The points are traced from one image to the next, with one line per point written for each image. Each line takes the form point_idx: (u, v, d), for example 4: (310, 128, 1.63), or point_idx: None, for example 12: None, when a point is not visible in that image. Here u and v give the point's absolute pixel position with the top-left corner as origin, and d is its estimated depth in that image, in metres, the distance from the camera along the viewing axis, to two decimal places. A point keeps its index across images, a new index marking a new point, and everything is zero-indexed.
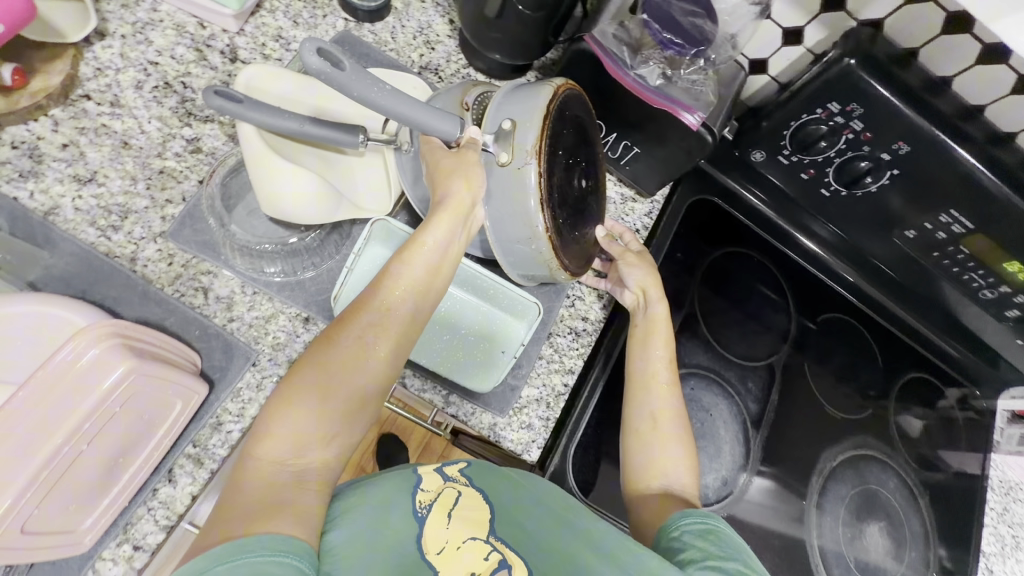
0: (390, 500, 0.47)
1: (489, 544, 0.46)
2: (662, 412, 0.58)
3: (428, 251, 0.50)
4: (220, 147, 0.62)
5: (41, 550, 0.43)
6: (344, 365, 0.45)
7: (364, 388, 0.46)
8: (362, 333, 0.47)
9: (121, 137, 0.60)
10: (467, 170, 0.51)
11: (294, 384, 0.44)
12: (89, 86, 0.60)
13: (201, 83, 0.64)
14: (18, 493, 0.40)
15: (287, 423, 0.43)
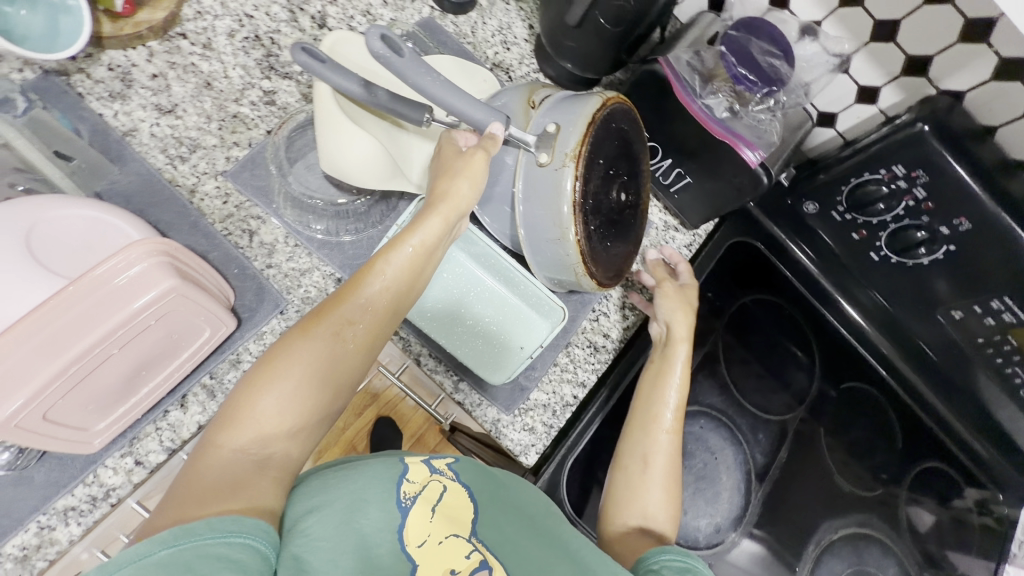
0: (373, 486, 0.46)
1: (470, 543, 0.46)
2: (655, 457, 0.56)
3: (414, 253, 0.48)
4: (292, 103, 0.65)
5: (54, 441, 0.45)
6: (324, 356, 0.44)
7: (337, 383, 0.45)
8: (340, 327, 0.46)
9: (206, 77, 0.63)
10: (472, 172, 0.51)
11: (262, 373, 0.43)
12: (187, 26, 0.64)
13: (288, 42, 0.67)
14: (44, 385, 0.42)
15: (260, 408, 0.42)
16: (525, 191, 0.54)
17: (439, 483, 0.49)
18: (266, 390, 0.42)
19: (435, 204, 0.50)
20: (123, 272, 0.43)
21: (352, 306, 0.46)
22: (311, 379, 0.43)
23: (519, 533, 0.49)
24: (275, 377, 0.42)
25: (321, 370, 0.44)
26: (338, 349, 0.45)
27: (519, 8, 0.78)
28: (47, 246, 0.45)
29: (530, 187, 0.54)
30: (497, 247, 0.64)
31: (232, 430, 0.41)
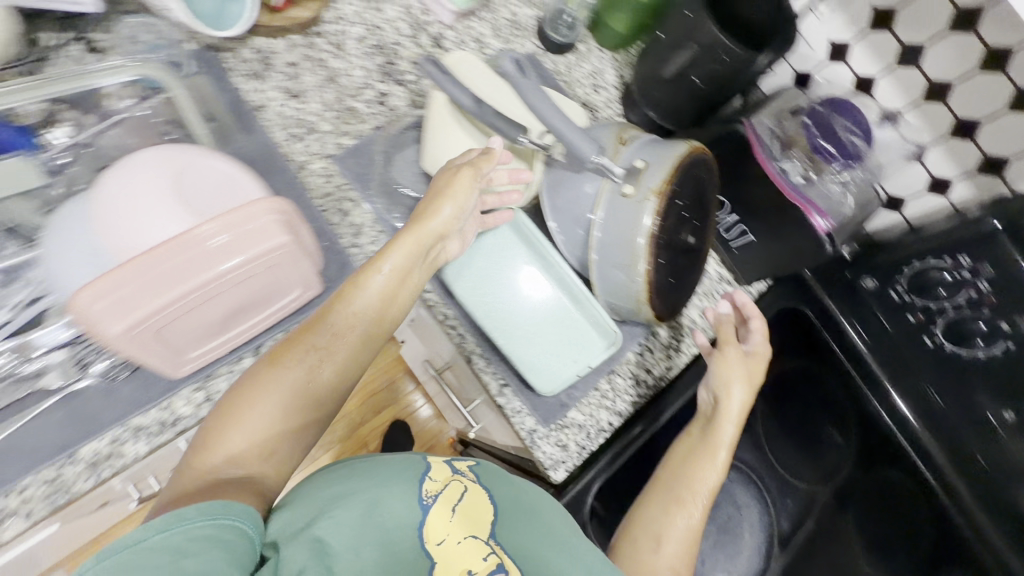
0: (397, 478, 0.49)
1: (489, 545, 0.47)
2: (673, 526, 0.56)
3: (388, 274, 0.51)
4: (400, 107, 0.72)
5: (153, 356, 0.50)
6: (292, 383, 0.46)
7: (305, 407, 0.46)
8: (307, 356, 0.47)
9: (332, 72, 0.71)
10: (454, 194, 0.55)
11: (235, 399, 0.45)
12: (325, 27, 0.72)
13: (407, 54, 0.75)
14: (147, 314, 0.46)
15: (230, 433, 0.44)
16: (604, 219, 0.58)
17: (461, 484, 0.51)
18: (240, 414, 0.44)
19: (410, 229, 0.53)
20: (231, 228, 0.47)
21: (318, 335, 0.48)
22: (281, 406, 0.45)
23: (539, 539, 0.49)
24: (247, 402, 0.45)
25: (289, 398, 0.46)
26: (304, 376, 0.46)
27: (613, 58, 0.86)
28: (173, 189, 0.49)
29: (609, 217, 0.58)
30: (566, 267, 0.65)
31: (204, 454, 0.43)
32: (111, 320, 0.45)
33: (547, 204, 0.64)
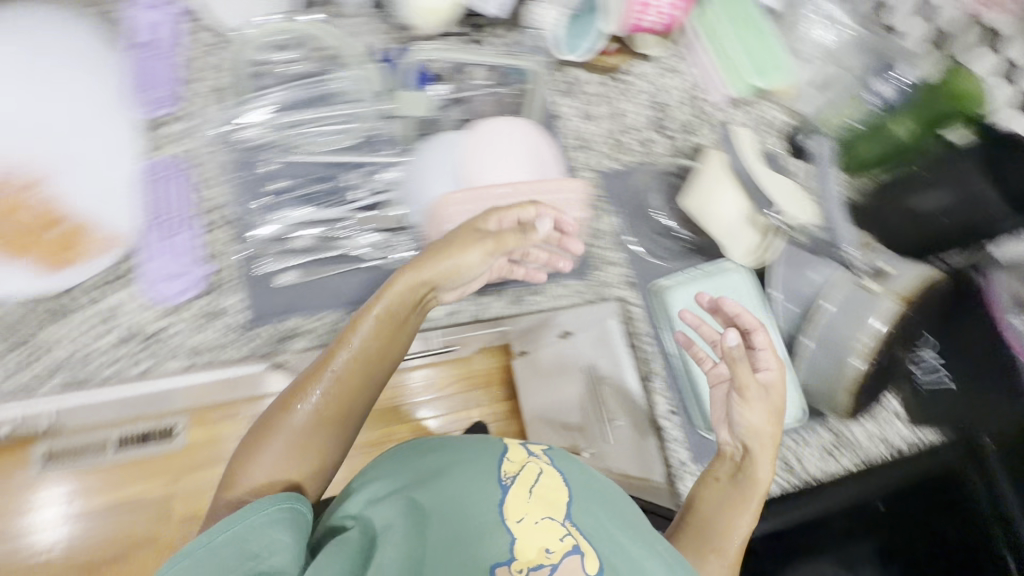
0: (480, 455, 0.51)
1: (563, 527, 0.46)
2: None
3: (372, 327, 0.57)
4: (661, 154, 0.84)
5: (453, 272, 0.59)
6: (287, 430, 0.53)
7: (312, 419, 0.54)
8: (320, 386, 0.55)
9: (618, 109, 0.85)
10: (459, 244, 0.59)
11: (268, 426, 0.54)
12: (624, 75, 0.86)
13: (679, 116, 0.87)
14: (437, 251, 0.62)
15: (255, 464, 0.52)
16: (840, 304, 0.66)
17: (536, 467, 0.51)
18: (269, 440, 0.53)
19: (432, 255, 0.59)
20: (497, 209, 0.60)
21: (317, 380, 0.55)
22: (288, 439, 0.53)
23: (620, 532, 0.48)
24: (273, 434, 0.53)
25: (294, 435, 0.53)
26: (293, 428, 0.53)
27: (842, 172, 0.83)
28: (476, 163, 0.63)
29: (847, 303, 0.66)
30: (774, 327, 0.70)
31: (231, 487, 0.52)
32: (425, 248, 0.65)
33: (779, 275, 0.72)
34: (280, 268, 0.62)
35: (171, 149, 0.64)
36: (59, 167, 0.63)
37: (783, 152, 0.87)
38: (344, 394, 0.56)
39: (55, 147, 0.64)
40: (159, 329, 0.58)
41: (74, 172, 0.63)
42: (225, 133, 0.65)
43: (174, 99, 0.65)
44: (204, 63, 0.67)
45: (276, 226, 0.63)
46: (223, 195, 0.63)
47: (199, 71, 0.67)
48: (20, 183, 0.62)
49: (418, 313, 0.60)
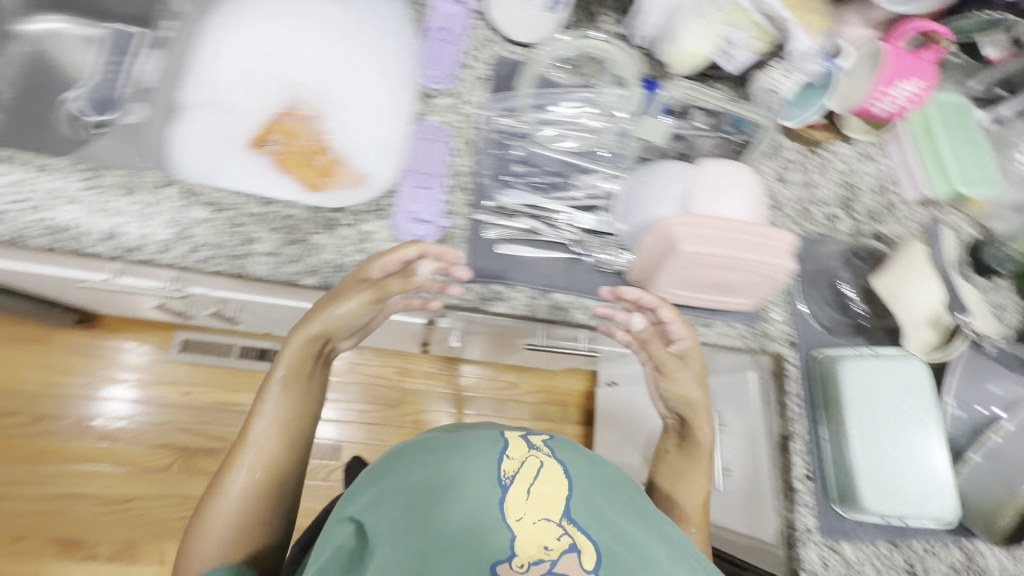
0: (477, 455, 0.46)
1: (560, 526, 0.43)
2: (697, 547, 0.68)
3: (280, 403, 0.65)
4: (843, 230, 0.85)
5: (655, 270, 0.66)
6: (228, 472, 0.61)
7: (256, 436, 0.63)
8: (247, 460, 0.62)
9: (812, 178, 0.87)
10: (378, 288, 0.64)
11: (212, 499, 0.60)
12: (823, 149, 0.90)
13: (867, 200, 0.88)
14: (641, 266, 0.68)
15: (239, 467, 0.61)
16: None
17: (536, 458, 0.47)
18: (213, 508, 0.60)
19: (306, 321, 0.66)
20: (707, 243, 0.62)
21: (250, 433, 0.63)
22: (256, 458, 0.62)
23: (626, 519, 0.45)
24: (228, 477, 0.61)
25: (268, 452, 0.63)
26: (253, 455, 0.62)
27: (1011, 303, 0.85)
28: (698, 197, 0.66)
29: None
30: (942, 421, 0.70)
31: (187, 561, 0.58)
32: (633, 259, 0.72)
33: (959, 382, 0.74)
34: (498, 240, 0.71)
35: (436, 118, 0.75)
36: (338, 120, 0.82)
37: (966, 263, 0.86)
38: (275, 445, 0.63)
39: (342, 104, 0.83)
40: None
41: (351, 124, 0.81)
42: (481, 116, 0.75)
43: (455, 80, 0.77)
44: (475, 57, 0.79)
45: (507, 202, 0.72)
46: (468, 166, 0.73)
47: (470, 61, 0.79)
48: (306, 117, 0.81)
49: (322, 361, 0.70)
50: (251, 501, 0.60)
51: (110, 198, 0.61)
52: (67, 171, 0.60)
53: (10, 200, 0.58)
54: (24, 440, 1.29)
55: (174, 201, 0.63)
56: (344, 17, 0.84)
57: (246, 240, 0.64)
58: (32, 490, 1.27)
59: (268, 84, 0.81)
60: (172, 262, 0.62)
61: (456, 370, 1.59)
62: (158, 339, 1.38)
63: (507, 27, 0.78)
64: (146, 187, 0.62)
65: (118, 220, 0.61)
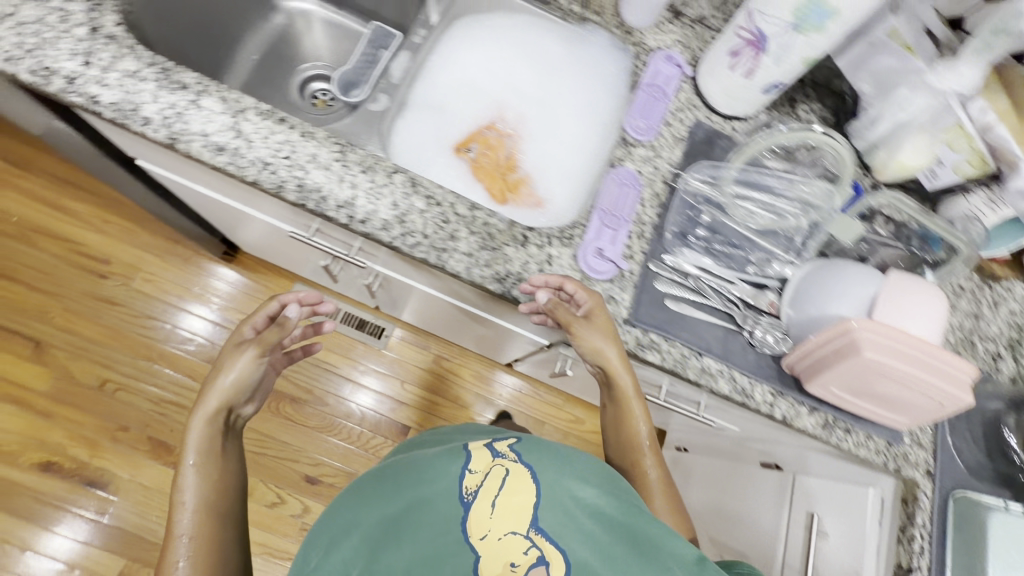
0: (442, 475, 0.55)
1: (529, 539, 0.52)
2: (653, 486, 0.72)
3: (199, 479, 0.74)
4: (1008, 372, 0.81)
5: (816, 368, 0.68)
6: (177, 505, 0.72)
7: (182, 492, 0.73)
8: (183, 491, 0.73)
9: (982, 310, 0.84)
10: (232, 348, 0.81)
11: (171, 535, 0.70)
12: (999, 283, 0.87)
13: None
14: (806, 355, 0.69)
15: (179, 506, 0.72)
16: None
17: (503, 468, 0.55)
18: (172, 541, 0.70)
19: (224, 348, 0.83)
20: (890, 356, 0.62)
21: (184, 477, 0.74)
22: (201, 497, 0.73)
23: (587, 518, 0.53)
24: (179, 515, 0.72)
25: (208, 485, 0.74)
26: (173, 500, 0.73)
27: None
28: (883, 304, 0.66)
29: None
30: None
31: None
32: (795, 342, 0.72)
33: None
34: (666, 293, 0.73)
35: (633, 165, 0.79)
36: (532, 143, 0.88)
37: None
38: (203, 516, 0.72)
39: (539, 130, 0.89)
40: None
41: (544, 153, 0.88)
42: (671, 175, 0.79)
43: (655, 135, 0.81)
44: (676, 117, 0.83)
45: (684, 261, 0.74)
46: (650, 217, 0.77)
47: (671, 120, 0.83)
48: (506, 134, 0.88)
49: (231, 430, 0.81)
50: (206, 553, 0.70)
51: (350, 172, 0.68)
52: (324, 141, 0.69)
53: (275, 154, 0.67)
54: (137, 337, 1.41)
55: (399, 187, 0.70)
56: (564, 51, 0.88)
57: (450, 236, 0.70)
58: (135, 386, 1.38)
59: (481, 99, 0.89)
60: (386, 239, 0.69)
61: (524, 387, 1.62)
62: (281, 285, 1.50)
63: (716, 97, 0.83)
64: (381, 170, 0.70)
65: (353, 192, 0.68)
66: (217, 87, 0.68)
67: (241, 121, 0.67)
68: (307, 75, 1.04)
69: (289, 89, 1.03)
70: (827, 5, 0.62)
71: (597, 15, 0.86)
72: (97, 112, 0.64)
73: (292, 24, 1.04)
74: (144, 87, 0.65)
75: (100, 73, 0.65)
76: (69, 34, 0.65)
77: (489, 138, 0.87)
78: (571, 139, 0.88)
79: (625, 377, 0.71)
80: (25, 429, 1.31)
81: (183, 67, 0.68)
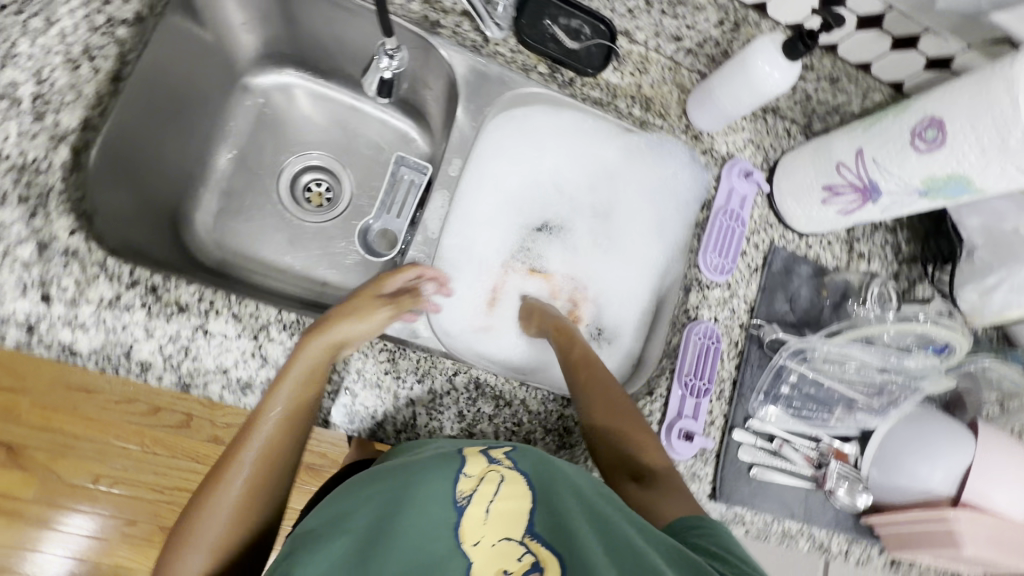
0: (432, 476, 0.50)
1: (522, 544, 0.47)
2: (590, 405, 0.60)
3: (272, 441, 0.51)
4: None
5: (902, 534, 0.68)
6: (228, 469, 0.49)
7: (245, 453, 0.50)
8: (249, 453, 0.50)
9: None
10: (364, 304, 0.60)
11: (209, 499, 0.48)
12: None
13: None
14: (891, 523, 0.69)
15: (228, 478, 0.49)
16: None
17: (498, 475, 0.50)
18: (201, 518, 0.47)
19: (360, 295, 0.60)
20: (979, 546, 0.63)
21: (255, 431, 0.51)
22: (259, 469, 0.50)
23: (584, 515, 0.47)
24: (227, 485, 0.48)
25: (273, 460, 0.50)
26: (230, 455, 0.50)
27: None
28: (971, 478, 0.67)
29: None
30: None
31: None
32: (874, 500, 0.71)
33: None
34: (752, 462, 0.70)
35: (707, 314, 0.71)
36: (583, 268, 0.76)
37: None
38: (231, 528, 0.47)
39: (592, 253, 0.77)
40: None
41: (601, 284, 0.77)
42: (750, 319, 0.72)
43: (732, 271, 0.72)
44: (751, 242, 0.74)
45: (768, 425, 0.70)
46: (729, 372, 0.71)
47: (745, 247, 0.74)
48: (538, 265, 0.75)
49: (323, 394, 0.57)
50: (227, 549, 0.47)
51: (403, 385, 0.58)
52: (369, 350, 0.58)
53: None
54: (122, 421, 1.27)
55: (462, 394, 0.60)
56: (615, 159, 0.76)
57: (526, 439, 0.62)
58: (134, 476, 1.28)
59: (520, 226, 0.75)
60: None
61: None
62: None
63: (796, 219, 0.73)
64: (438, 374, 0.60)
65: (412, 409, 0.58)
66: (226, 300, 0.54)
67: (264, 344, 0.54)
68: (296, 167, 0.84)
69: (277, 190, 0.83)
70: (973, 185, 0.52)
71: (661, 119, 0.72)
72: (78, 362, 0.50)
73: (270, 100, 0.83)
74: (132, 319, 0.51)
75: (67, 309, 0.49)
76: (10, 258, 0.48)
77: (537, 290, 0.75)
78: (629, 262, 0.77)
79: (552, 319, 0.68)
80: (24, 536, 1.24)
81: (177, 280, 0.53)
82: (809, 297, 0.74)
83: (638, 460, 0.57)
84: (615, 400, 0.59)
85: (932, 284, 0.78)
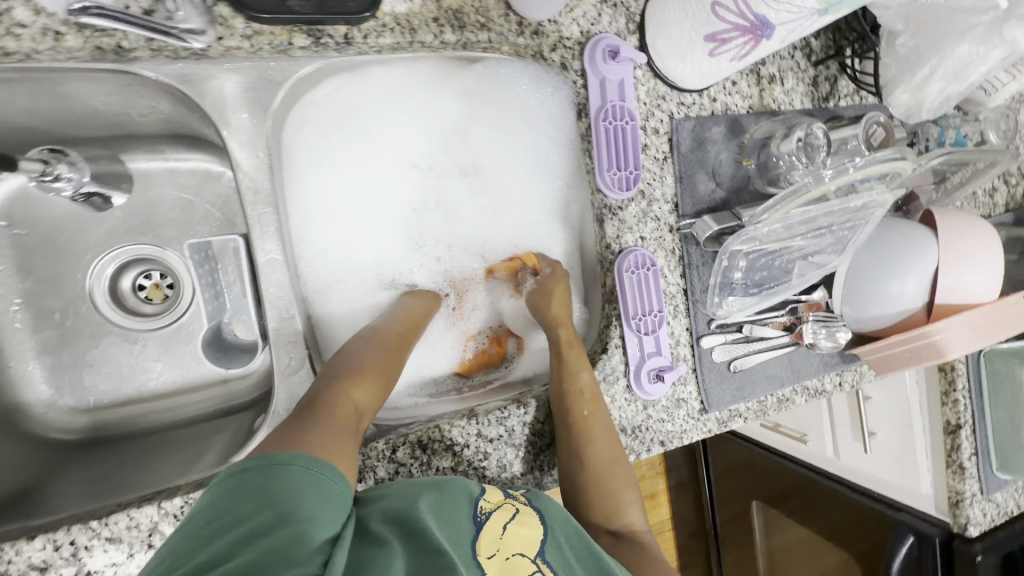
0: (460, 486, 0.47)
1: (535, 563, 0.45)
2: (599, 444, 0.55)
3: (404, 346, 0.59)
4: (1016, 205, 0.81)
5: (887, 359, 0.67)
6: (373, 350, 0.56)
7: (392, 337, 0.59)
8: (391, 348, 0.58)
9: None
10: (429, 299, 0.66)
11: (353, 367, 0.53)
12: None
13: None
14: (874, 351, 0.68)
15: (371, 354, 0.55)
16: None
17: (512, 506, 0.49)
18: (347, 376, 0.51)
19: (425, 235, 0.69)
20: (965, 345, 0.62)
21: (395, 332, 0.59)
22: (390, 358, 0.56)
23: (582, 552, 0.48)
24: (372, 361, 0.55)
25: (395, 358, 0.57)
26: (373, 342, 0.57)
27: None
28: (943, 280, 0.63)
29: None
30: None
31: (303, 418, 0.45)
32: (854, 332, 0.69)
33: None
34: (730, 358, 0.66)
35: (631, 237, 0.61)
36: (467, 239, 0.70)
37: None
38: (368, 386, 0.51)
39: (471, 223, 0.70)
40: (642, 422, 0.63)
41: (492, 251, 0.71)
42: (678, 220, 0.63)
43: (641, 176, 0.61)
44: (649, 129, 0.61)
45: (734, 316, 0.64)
46: (676, 285, 0.64)
47: (645, 139, 0.61)
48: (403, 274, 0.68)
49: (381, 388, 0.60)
50: (352, 407, 0.48)
51: None
52: None
53: None
54: None
55: (412, 466, 0.53)
56: (463, 112, 0.65)
57: (500, 466, 0.57)
58: None
59: (383, 229, 0.67)
60: None
61: None
62: None
63: (688, 80, 0.59)
64: (377, 462, 0.52)
65: None
66: (91, 527, 0.44)
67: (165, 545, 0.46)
68: (103, 275, 0.67)
69: (101, 313, 0.67)
70: None
71: (484, 31, 0.53)
72: None
73: (13, 218, 0.62)
74: None
75: None
76: None
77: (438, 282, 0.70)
78: (510, 221, 0.70)
79: (561, 329, 0.61)
80: None
81: (13, 542, 0.42)
82: (731, 163, 0.64)
83: (614, 512, 0.55)
84: (613, 446, 0.56)
85: (851, 78, 0.68)
